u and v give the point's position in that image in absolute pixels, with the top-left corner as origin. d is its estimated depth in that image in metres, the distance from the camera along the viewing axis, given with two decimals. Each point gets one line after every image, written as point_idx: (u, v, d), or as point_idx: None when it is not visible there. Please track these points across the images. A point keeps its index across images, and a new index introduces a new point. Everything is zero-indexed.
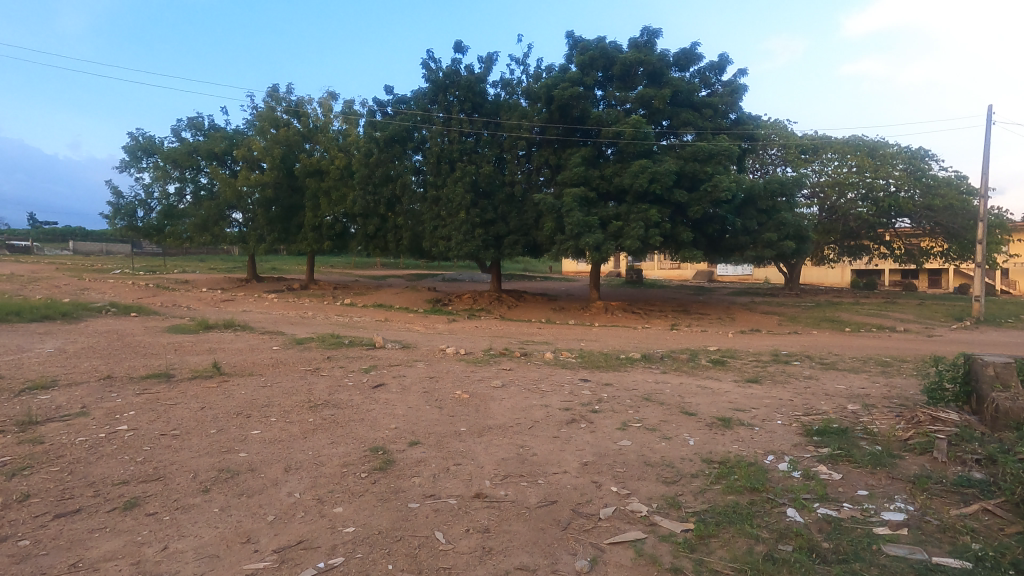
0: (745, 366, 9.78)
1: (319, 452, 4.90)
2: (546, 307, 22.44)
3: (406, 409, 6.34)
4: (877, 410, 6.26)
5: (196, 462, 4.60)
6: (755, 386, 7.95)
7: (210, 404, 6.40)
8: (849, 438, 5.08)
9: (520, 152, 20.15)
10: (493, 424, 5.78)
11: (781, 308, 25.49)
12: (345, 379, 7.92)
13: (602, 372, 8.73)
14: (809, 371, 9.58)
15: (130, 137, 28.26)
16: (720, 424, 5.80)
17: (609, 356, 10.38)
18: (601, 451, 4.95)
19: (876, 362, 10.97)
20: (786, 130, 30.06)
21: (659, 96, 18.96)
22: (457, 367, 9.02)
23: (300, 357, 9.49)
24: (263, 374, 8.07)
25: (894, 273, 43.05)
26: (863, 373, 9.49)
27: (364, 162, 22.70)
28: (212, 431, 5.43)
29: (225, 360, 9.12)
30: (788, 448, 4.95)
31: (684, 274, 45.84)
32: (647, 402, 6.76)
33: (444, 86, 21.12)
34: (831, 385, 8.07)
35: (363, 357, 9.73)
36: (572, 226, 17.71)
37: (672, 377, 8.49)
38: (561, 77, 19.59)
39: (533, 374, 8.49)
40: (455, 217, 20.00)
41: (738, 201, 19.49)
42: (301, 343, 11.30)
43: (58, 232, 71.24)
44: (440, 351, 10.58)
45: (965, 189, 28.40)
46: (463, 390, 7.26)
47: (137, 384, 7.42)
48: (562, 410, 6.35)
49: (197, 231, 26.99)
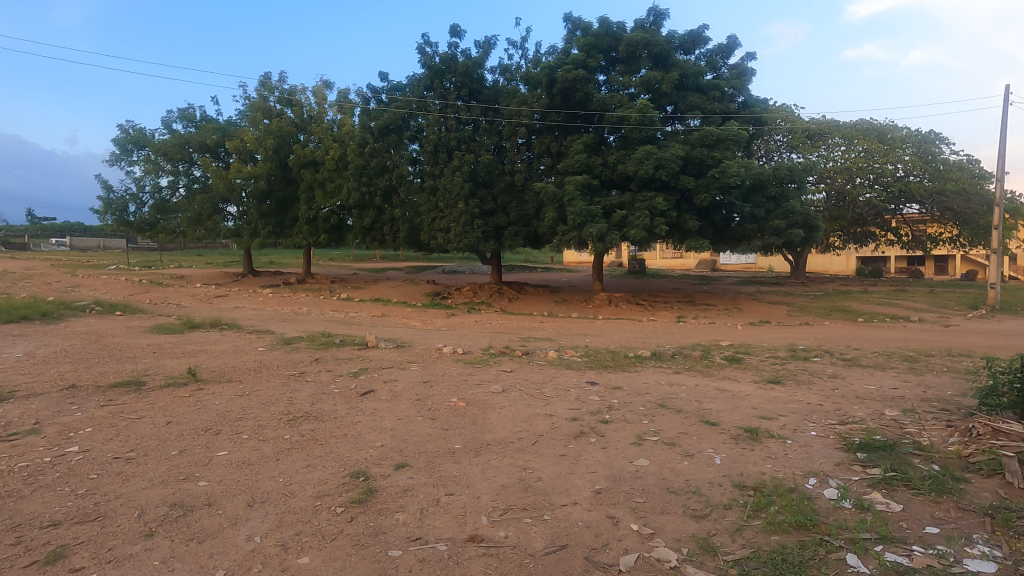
0: (762, 364, 9.10)
1: (291, 479, 4.26)
2: (547, 299, 21.79)
3: (395, 422, 5.69)
4: (921, 419, 5.61)
5: (147, 495, 3.97)
6: (779, 388, 7.27)
7: (177, 419, 5.75)
8: (900, 455, 4.44)
9: (519, 140, 19.40)
10: (491, 439, 5.14)
11: (789, 297, 24.78)
12: (331, 385, 7.26)
13: (609, 373, 8.06)
14: (831, 369, 8.92)
15: (120, 129, 27.60)
16: (747, 437, 5.15)
17: (616, 354, 9.72)
18: (616, 475, 4.29)
19: (900, 357, 10.29)
20: (792, 115, 29.26)
21: (666, 80, 18.23)
22: (454, 369, 8.36)
23: (286, 360, 8.86)
24: (243, 380, 7.44)
25: (900, 260, 42.30)
26: (890, 371, 8.83)
27: (359, 152, 22.00)
28: (171, 453, 4.79)
29: (205, 364, 8.48)
30: (830, 469, 4.31)
31: (687, 264, 45.18)
32: (663, 410, 6.10)
33: (440, 72, 20.37)
34: (860, 386, 7.39)
35: (354, 358, 9.07)
36: (575, 216, 16.99)
37: (686, 378, 7.82)
38: (563, 59, 18.82)
39: (535, 376, 7.84)
40: (453, 208, 19.24)
41: (746, 187, 18.75)
42: (290, 343, 10.66)
43: (55, 228, 70.42)
44: (436, 350, 9.93)
45: (977, 173, 27.56)
46: (459, 397, 6.60)
47: (102, 394, 6.77)
48: (569, 421, 5.69)
49: (190, 226, 26.33)
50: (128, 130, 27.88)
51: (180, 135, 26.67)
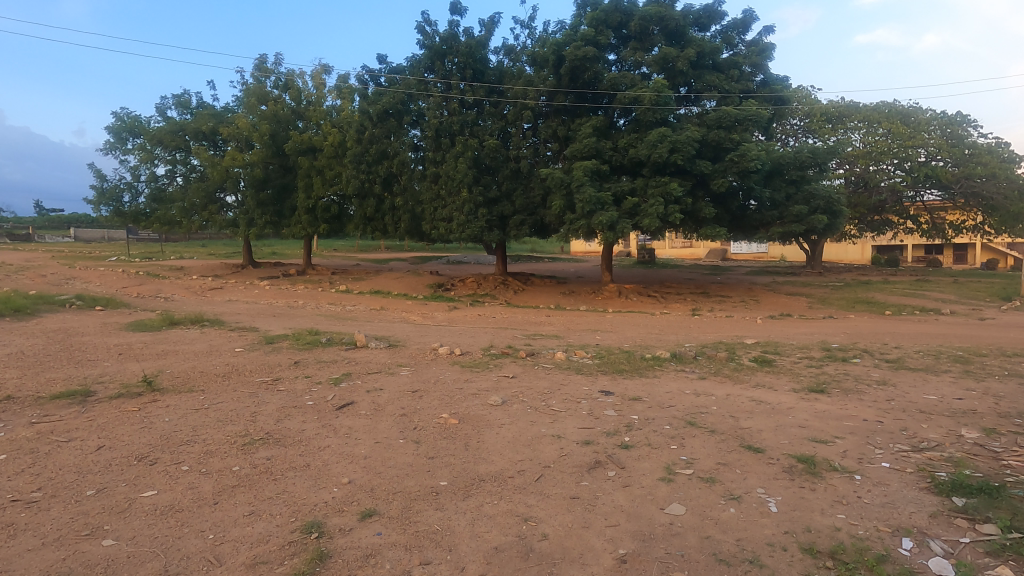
0: (796, 368, 8.05)
1: (225, 535, 3.32)
2: (554, 291, 20.79)
3: (371, 447, 4.72)
4: (1015, 447, 4.58)
5: (28, 564, 3.02)
6: (825, 400, 6.22)
7: (112, 443, 4.79)
8: (1014, 507, 3.46)
9: (525, 124, 18.32)
10: (485, 473, 4.17)
11: (808, 288, 23.59)
12: (305, 396, 6.28)
13: (625, 380, 7.01)
14: (876, 373, 7.85)
15: (115, 117, 26.75)
16: (804, 470, 4.16)
17: (631, 355, 8.67)
18: (646, 530, 3.33)
19: (949, 357, 9.19)
20: (810, 97, 27.90)
21: (682, 57, 17.05)
22: (448, 374, 7.36)
23: (263, 364, 7.92)
24: (206, 390, 6.47)
25: (918, 249, 40.89)
26: (945, 376, 7.75)
27: (358, 138, 20.92)
28: (85, 494, 3.83)
29: (170, 369, 7.54)
30: (925, 523, 3.33)
31: (697, 253, 43.96)
32: (694, 430, 5.08)
33: (441, 53, 19.29)
34: (920, 397, 6.33)
35: (339, 361, 8.12)
36: (584, 204, 15.84)
37: (714, 386, 6.78)
38: (571, 36, 17.66)
39: (541, 384, 6.82)
40: (456, 196, 18.18)
41: (766, 171, 17.60)
42: (272, 343, 9.70)
43: (61, 220, 69.64)
44: (431, 351, 8.94)
45: (1007, 156, 26.09)
46: (450, 412, 5.63)
47: (38, 408, 5.83)
48: (581, 446, 4.70)
49: (186, 215, 25.39)
50: (122, 117, 26.99)
51: (175, 121, 25.73)
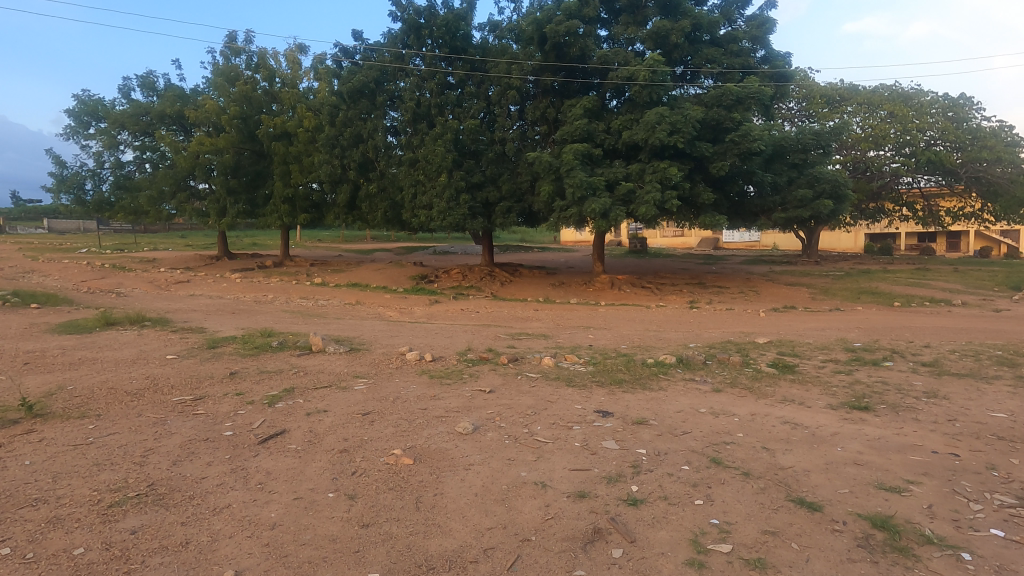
0: (823, 374, 6.86)
1: None
2: (543, 283, 19.49)
3: (286, 507, 3.44)
4: None
5: None
6: (874, 422, 5.03)
7: None
8: None
9: (511, 105, 16.88)
10: (437, 555, 2.94)
11: (808, 278, 22.55)
12: (225, 424, 4.96)
13: (627, 396, 5.75)
14: (919, 381, 6.66)
15: (76, 100, 24.94)
16: (889, 544, 2.98)
17: (631, 360, 7.40)
18: None
19: (991, 359, 8.02)
20: (808, 79, 26.70)
21: (679, 30, 15.70)
22: (411, 390, 6.04)
23: (193, 376, 6.59)
24: (101, 417, 5.12)
25: (912, 237, 39.99)
26: (999, 384, 6.58)
27: (331, 120, 19.35)
28: None
29: (73, 385, 6.18)
30: None
31: (689, 241, 43.01)
32: (722, 473, 3.85)
33: (417, 27, 17.70)
34: (989, 417, 5.15)
35: (284, 372, 6.79)
36: (574, 189, 14.52)
37: (734, 403, 5.56)
38: (557, 10, 16.30)
39: (524, 402, 5.55)
40: (436, 181, 16.76)
41: (767, 154, 16.36)
42: (216, 348, 8.32)
43: (38, 211, 67.05)
44: (397, 357, 7.63)
45: (1011, 139, 25.00)
46: (404, 448, 4.34)
47: None
48: (574, 502, 3.46)
49: (151, 203, 23.65)
50: (83, 100, 25.14)
51: (138, 103, 23.92)
